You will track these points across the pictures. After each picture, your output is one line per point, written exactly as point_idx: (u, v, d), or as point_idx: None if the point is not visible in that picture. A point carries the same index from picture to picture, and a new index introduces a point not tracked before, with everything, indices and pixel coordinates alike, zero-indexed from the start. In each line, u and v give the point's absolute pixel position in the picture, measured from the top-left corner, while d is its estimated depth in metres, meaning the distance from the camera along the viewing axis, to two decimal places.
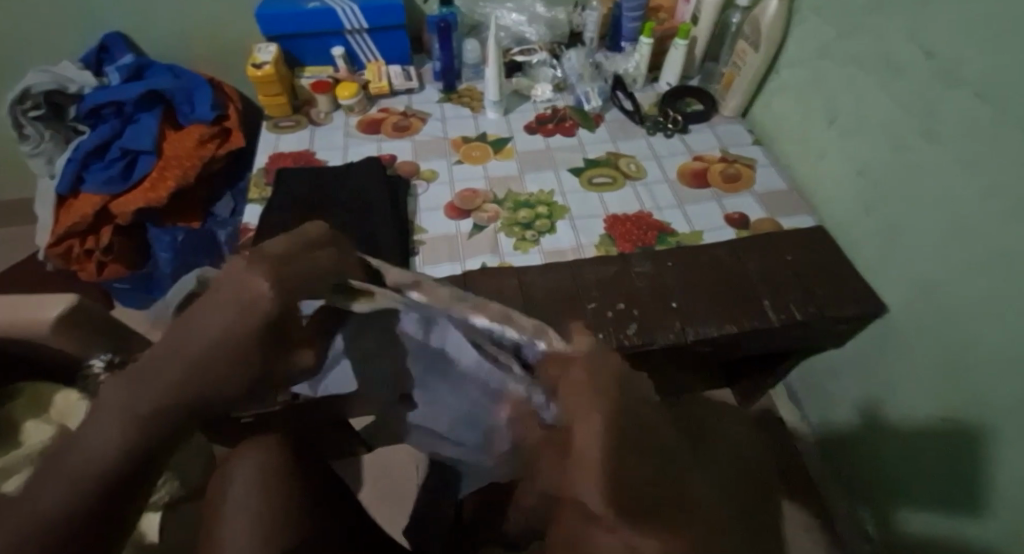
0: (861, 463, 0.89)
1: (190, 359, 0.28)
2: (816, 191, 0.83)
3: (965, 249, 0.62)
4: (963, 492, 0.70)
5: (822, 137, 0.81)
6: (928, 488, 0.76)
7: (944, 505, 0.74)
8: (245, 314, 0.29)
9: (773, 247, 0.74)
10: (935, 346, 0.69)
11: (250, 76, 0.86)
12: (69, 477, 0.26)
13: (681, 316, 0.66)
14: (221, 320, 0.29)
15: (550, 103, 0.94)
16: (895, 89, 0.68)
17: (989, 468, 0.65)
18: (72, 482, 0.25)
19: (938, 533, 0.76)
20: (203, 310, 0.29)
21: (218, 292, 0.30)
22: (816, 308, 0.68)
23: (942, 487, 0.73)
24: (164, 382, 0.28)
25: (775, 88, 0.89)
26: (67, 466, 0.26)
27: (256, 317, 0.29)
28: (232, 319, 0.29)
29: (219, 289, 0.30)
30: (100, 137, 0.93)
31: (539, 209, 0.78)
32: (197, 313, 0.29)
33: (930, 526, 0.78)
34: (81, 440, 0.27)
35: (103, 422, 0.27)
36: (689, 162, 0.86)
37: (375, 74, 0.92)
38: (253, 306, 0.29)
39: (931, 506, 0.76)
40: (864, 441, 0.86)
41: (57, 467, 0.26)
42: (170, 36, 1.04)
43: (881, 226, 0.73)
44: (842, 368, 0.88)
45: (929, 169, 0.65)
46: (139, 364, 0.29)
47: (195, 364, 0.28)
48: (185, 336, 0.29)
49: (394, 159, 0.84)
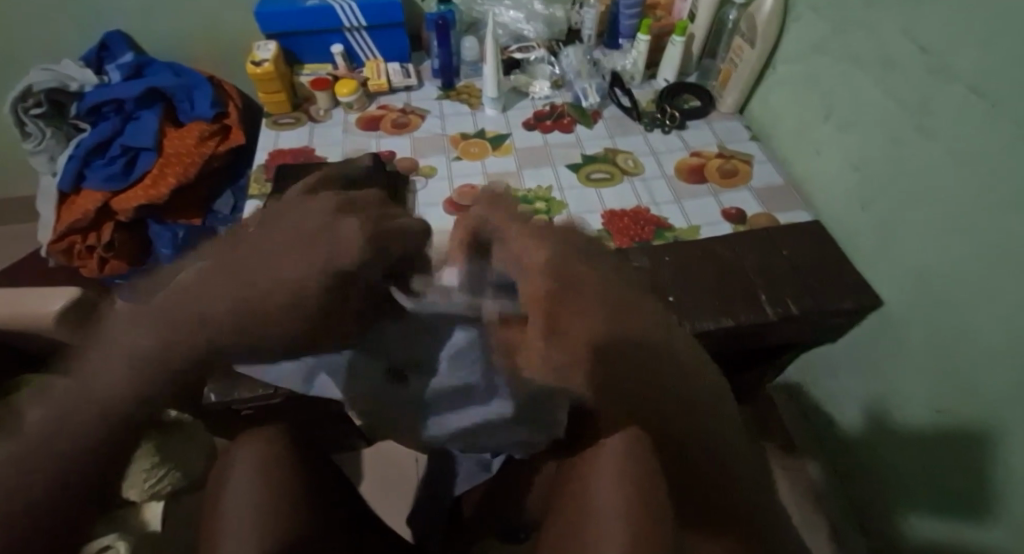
0: (863, 462, 0.88)
1: (229, 315, 0.28)
2: (813, 187, 0.84)
3: (960, 242, 0.63)
4: (968, 488, 0.70)
5: (819, 132, 0.82)
6: (932, 485, 0.76)
7: (947, 501, 0.74)
8: (298, 284, 0.29)
9: (770, 241, 0.75)
10: (932, 338, 0.69)
11: (251, 73, 0.87)
12: (84, 411, 0.26)
13: (678, 309, 0.67)
14: (269, 283, 0.28)
15: (548, 100, 0.95)
16: (890, 83, 0.69)
17: (991, 462, 0.65)
18: (86, 415, 0.26)
19: (940, 528, 0.76)
20: (252, 264, 0.29)
21: (272, 249, 0.29)
22: (813, 300, 0.69)
23: (947, 484, 0.73)
24: (195, 334, 0.27)
25: (772, 83, 0.90)
26: (84, 400, 0.26)
27: (307, 289, 0.29)
28: (282, 285, 0.28)
29: (274, 251, 0.29)
30: (100, 135, 0.94)
31: (538, 204, 0.79)
32: (244, 267, 0.28)
33: (934, 523, 0.77)
34: (101, 372, 0.27)
35: (125, 360, 0.27)
36: (685, 157, 0.87)
37: (375, 72, 0.93)
38: (308, 282, 0.29)
39: (935, 502, 0.76)
40: (864, 436, 0.86)
41: (61, 423, 0.26)
42: (171, 35, 1.05)
43: (878, 221, 0.73)
44: (839, 362, 0.88)
45: (924, 163, 0.66)
46: (167, 304, 0.28)
47: (233, 322, 0.28)
48: (230, 290, 0.28)
49: (394, 155, 0.84)
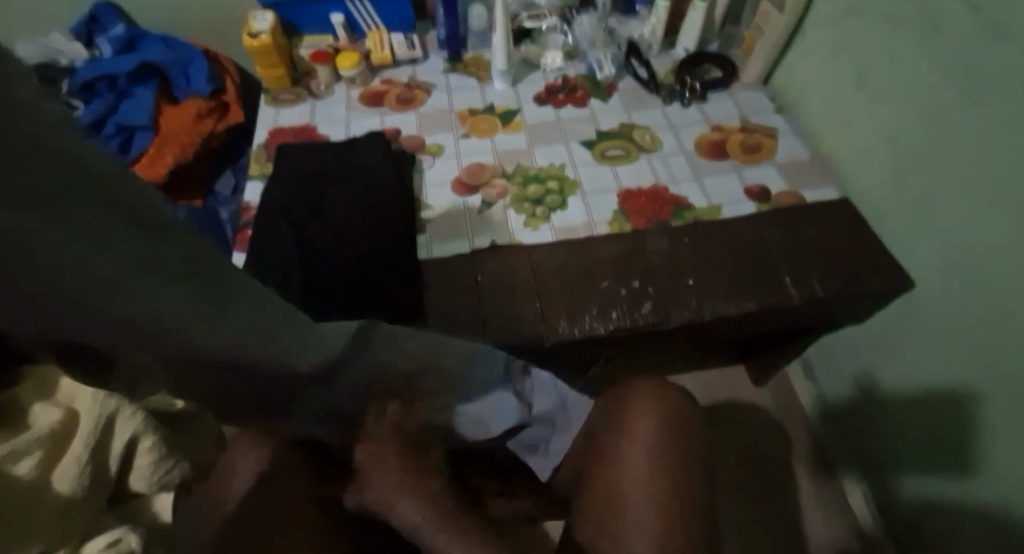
0: (880, 434, 0.90)
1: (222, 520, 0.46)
2: (845, 160, 0.80)
3: (1001, 219, 0.61)
4: (989, 457, 0.71)
5: (851, 103, 0.78)
6: (946, 456, 0.77)
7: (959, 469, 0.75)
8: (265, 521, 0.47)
9: (796, 219, 0.72)
10: (969, 319, 0.67)
11: (247, 46, 0.82)
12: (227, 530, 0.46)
13: (698, 295, 0.65)
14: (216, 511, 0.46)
15: (560, 72, 0.90)
16: (934, 49, 0.64)
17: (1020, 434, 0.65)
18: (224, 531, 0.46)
19: (964, 497, 0.76)
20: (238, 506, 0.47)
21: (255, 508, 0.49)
22: (841, 282, 0.66)
23: (961, 451, 0.75)
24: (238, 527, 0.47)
25: (802, 50, 0.84)
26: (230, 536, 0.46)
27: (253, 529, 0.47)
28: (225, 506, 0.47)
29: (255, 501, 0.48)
30: (95, 111, 0.89)
31: (550, 183, 0.75)
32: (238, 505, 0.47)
33: (957, 494, 0.77)
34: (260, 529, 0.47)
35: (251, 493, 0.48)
36: (640, 133, 0.81)
37: (377, 43, 0.88)
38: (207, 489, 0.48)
39: (953, 475, 0.77)
40: (883, 407, 0.87)
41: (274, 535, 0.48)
42: (158, 8, 0.96)
43: (912, 197, 0.71)
44: (866, 344, 0.87)
45: (967, 137, 0.63)
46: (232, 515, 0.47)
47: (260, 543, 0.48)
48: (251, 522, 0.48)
49: (464, 170, 0.77)
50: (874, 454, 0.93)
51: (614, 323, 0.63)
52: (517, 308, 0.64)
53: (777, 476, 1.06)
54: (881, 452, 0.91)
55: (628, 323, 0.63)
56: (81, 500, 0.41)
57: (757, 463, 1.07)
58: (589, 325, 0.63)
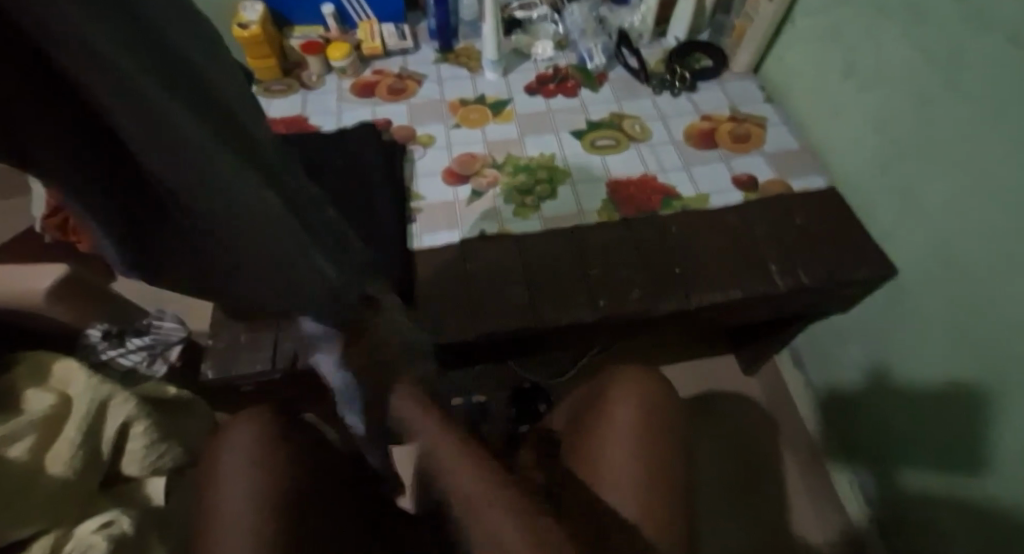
0: (869, 421, 0.91)
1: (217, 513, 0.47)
2: (835, 148, 0.80)
3: (986, 207, 0.61)
4: (972, 445, 0.72)
5: (840, 91, 0.78)
6: (932, 444, 0.79)
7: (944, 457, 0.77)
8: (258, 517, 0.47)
9: (784, 208, 0.72)
10: (953, 305, 0.69)
11: (237, 36, 0.82)
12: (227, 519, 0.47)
13: (684, 281, 0.66)
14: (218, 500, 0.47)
15: (551, 62, 0.90)
16: (920, 37, 0.65)
17: (1001, 421, 0.67)
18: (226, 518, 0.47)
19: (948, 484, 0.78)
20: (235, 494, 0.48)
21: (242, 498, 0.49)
22: (827, 271, 0.67)
23: (947, 439, 0.76)
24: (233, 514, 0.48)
25: (791, 38, 0.84)
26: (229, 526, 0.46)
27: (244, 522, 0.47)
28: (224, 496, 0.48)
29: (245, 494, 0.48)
30: None
31: (540, 173, 0.76)
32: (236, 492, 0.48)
33: (942, 481, 0.79)
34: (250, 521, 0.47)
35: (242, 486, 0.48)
36: (630, 123, 0.82)
37: (368, 33, 0.88)
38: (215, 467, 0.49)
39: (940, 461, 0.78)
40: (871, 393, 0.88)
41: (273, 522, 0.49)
42: None
43: (899, 184, 0.72)
44: (855, 332, 0.89)
45: (954, 125, 0.63)
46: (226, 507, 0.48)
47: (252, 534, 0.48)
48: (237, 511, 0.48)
49: (455, 160, 0.77)
50: (863, 441, 0.95)
51: (602, 310, 0.64)
52: (507, 295, 0.65)
53: (767, 463, 1.07)
54: (869, 439, 0.93)
55: (616, 310, 0.64)
56: (75, 476, 0.65)
57: (745, 453, 1.08)
58: (577, 312, 0.64)
